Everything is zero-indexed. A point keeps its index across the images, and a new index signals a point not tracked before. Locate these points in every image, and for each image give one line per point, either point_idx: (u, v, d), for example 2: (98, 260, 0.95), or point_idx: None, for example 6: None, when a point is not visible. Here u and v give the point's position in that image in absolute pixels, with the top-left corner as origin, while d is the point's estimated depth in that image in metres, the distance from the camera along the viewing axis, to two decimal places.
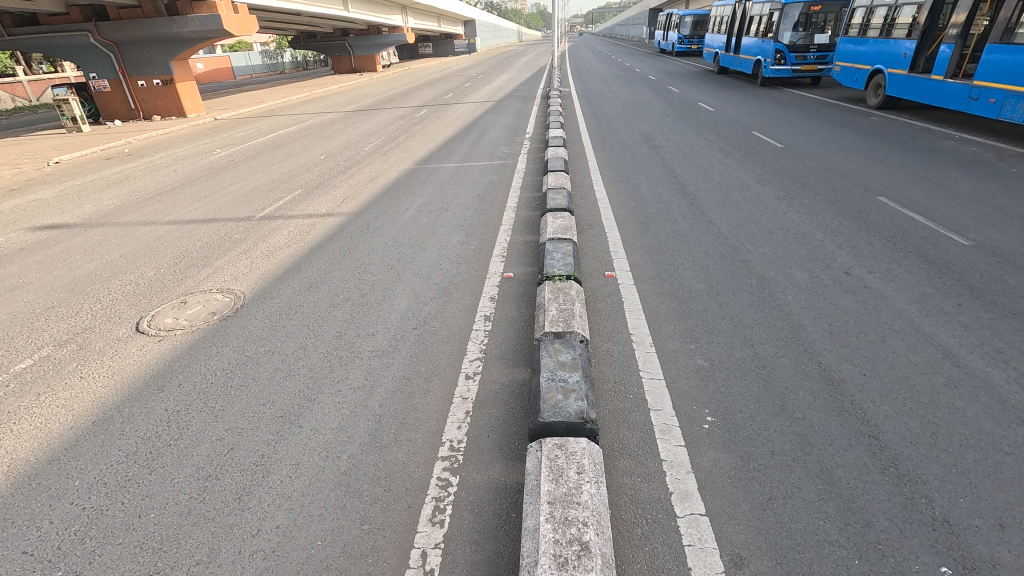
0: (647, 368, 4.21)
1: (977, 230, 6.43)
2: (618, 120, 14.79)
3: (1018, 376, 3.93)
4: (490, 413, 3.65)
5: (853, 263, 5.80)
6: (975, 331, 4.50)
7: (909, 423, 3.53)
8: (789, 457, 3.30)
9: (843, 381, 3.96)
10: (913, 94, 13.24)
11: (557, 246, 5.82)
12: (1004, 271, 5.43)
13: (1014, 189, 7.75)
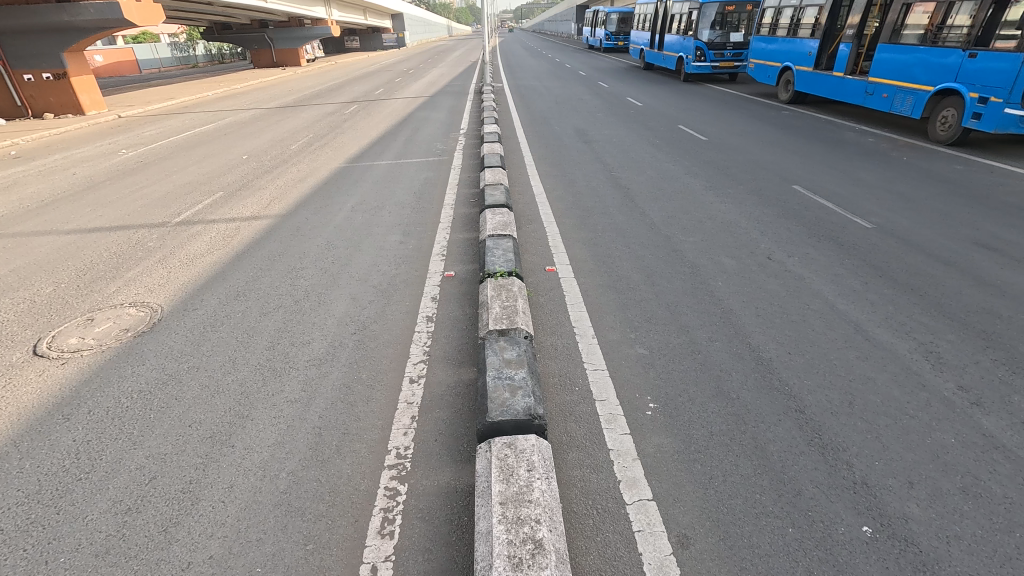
0: (591, 360, 4.28)
1: (878, 214, 7.06)
2: (552, 115, 14.97)
3: (918, 345, 4.35)
4: (437, 417, 3.57)
5: (774, 248, 6.19)
6: (880, 306, 4.93)
7: (830, 395, 3.81)
8: (726, 436, 3.47)
9: (771, 360, 4.22)
10: (818, 89, 14.30)
11: (497, 242, 5.80)
12: (902, 251, 5.99)
13: (906, 176, 8.58)
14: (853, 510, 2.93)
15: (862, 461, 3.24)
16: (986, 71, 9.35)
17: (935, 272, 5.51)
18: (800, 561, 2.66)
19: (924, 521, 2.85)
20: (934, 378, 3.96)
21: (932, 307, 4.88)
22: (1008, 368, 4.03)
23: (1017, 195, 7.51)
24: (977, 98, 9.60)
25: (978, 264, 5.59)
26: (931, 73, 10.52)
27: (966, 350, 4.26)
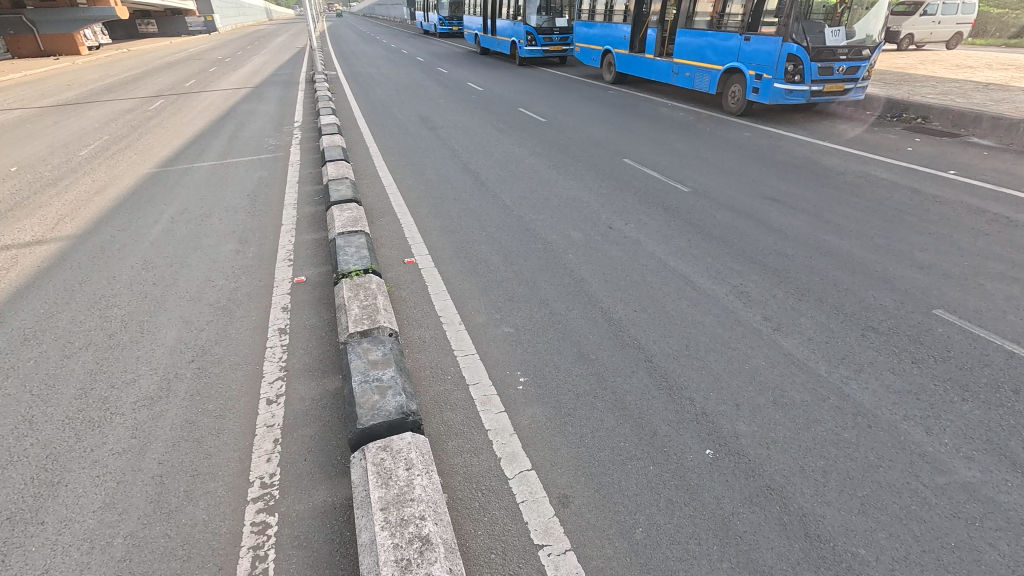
0: (460, 346, 4.31)
1: (693, 179, 8.10)
2: (393, 103, 14.51)
3: (732, 288, 5.11)
4: (303, 435, 3.32)
5: (613, 218, 6.79)
6: (701, 259, 5.69)
7: (670, 342, 4.32)
8: (591, 395, 3.76)
9: (620, 320, 4.64)
10: (635, 70, 15.80)
11: (348, 240, 5.50)
12: (712, 209, 6.96)
13: (710, 144, 9.94)
14: (697, 438, 3.38)
15: (700, 395, 3.74)
16: (758, 52, 11.19)
17: (738, 224, 6.50)
18: (662, 492, 3.01)
19: (748, 434, 3.40)
20: (746, 313, 4.70)
21: (739, 254, 5.77)
22: (796, 297, 4.93)
23: (789, 155, 9.14)
24: (754, 75, 11.42)
25: (768, 215, 6.73)
26: (719, 54, 12.27)
27: (766, 287, 5.12)
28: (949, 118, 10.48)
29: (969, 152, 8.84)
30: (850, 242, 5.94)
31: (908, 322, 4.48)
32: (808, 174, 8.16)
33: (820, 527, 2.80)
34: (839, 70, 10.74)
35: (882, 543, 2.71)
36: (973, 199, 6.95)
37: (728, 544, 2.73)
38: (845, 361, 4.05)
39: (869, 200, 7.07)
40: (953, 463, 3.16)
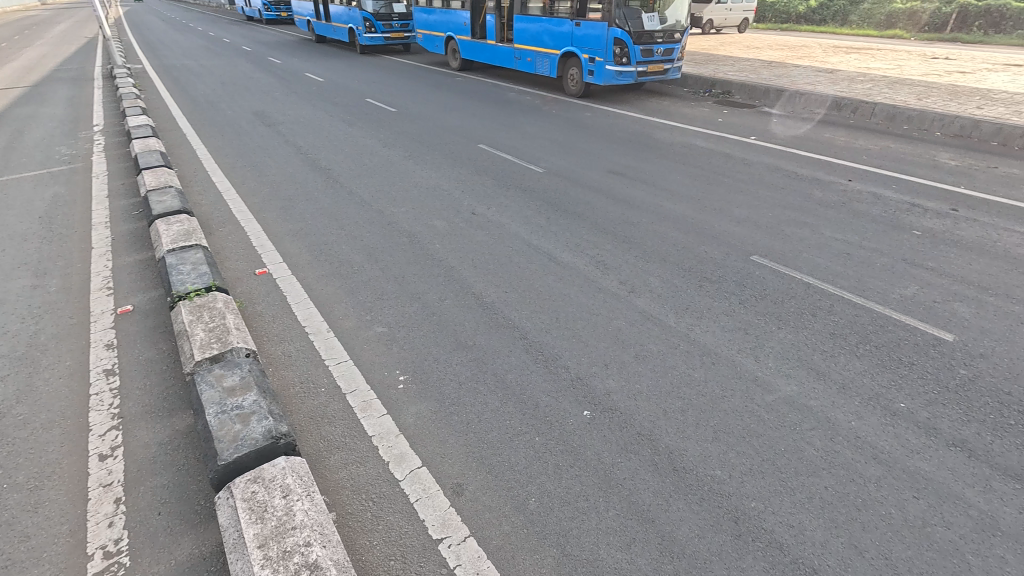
0: (330, 355, 4.06)
1: (545, 159, 8.48)
2: (219, 98, 12.96)
3: (591, 258, 5.48)
4: (154, 485, 2.88)
5: (475, 204, 6.86)
6: (561, 235, 6.00)
7: (542, 317, 4.52)
8: (473, 381, 3.80)
9: (493, 303, 4.74)
10: (479, 57, 15.95)
11: (182, 257, 4.83)
12: (566, 187, 7.37)
13: (557, 125, 10.46)
14: (576, 402, 3.61)
15: (574, 362, 3.98)
16: (589, 37, 12.00)
17: (589, 199, 6.98)
18: (549, 460, 3.17)
19: (618, 390, 3.71)
20: (604, 280, 5.09)
21: (593, 227, 6.19)
22: (644, 260, 5.45)
23: (626, 131, 9.99)
24: (588, 58, 12.22)
25: (614, 187, 7.30)
26: (555, 39, 12.91)
27: (619, 254, 5.56)
28: (745, 92, 12.27)
29: (764, 120, 10.45)
30: (682, 205, 6.70)
31: (733, 270, 5.21)
32: (643, 147, 9.00)
33: (684, 459, 3.17)
34: (658, 52, 11.95)
35: (732, 461, 3.15)
36: (769, 159, 8.25)
37: (611, 494, 2.97)
38: (690, 311, 4.58)
39: (694, 167, 8.02)
40: (777, 382, 3.77)
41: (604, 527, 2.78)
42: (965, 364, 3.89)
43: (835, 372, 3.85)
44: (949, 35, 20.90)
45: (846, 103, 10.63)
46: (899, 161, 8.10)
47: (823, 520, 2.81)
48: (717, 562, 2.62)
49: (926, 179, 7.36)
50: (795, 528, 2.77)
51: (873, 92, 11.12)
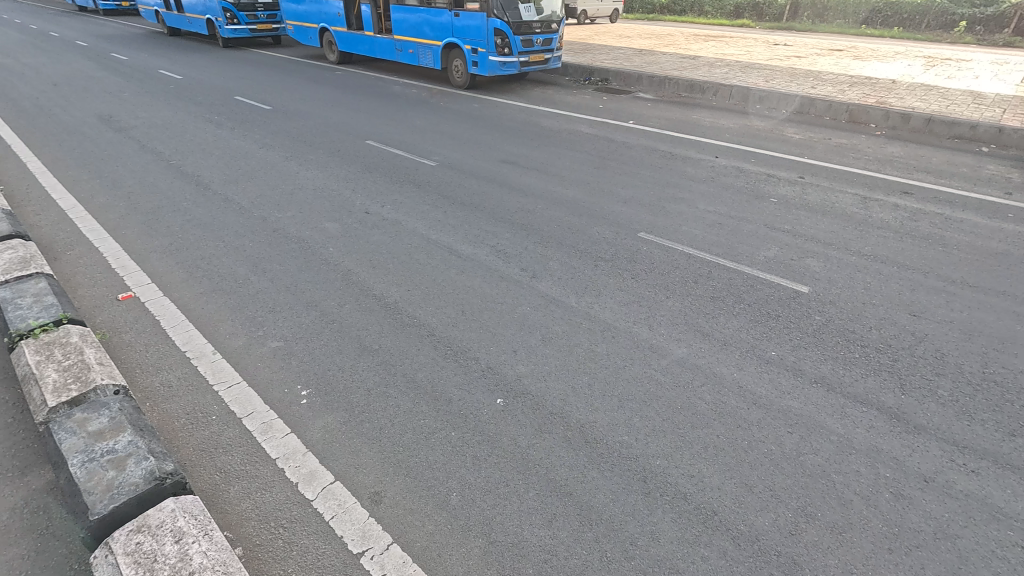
0: (220, 378, 3.72)
1: (437, 152, 8.37)
2: (50, 102, 11.17)
3: (491, 248, 5.53)
4: (11, 556, 2.47)
5: (368, 202, 6.60)
6: (459, 227, 5.98)
7: (448, 312, 4.49)
8: (382, 386, 3.69)
9: (396, 302, 4.62)
10: (358, 49, 15.29)
11: (19, 289, 4.14)
12: (460, 179, 7.34)
13: (446, 117, 10.36)
14: (489, 391, 3.64)
15: (483, 352, 4.01)
16: (469, 27, 11.98)
17: (485, 189, 7.01)
18: (468, 453, 3.18)
19: (528, 373, 3.80)
20: (506, 268, 5.16)
21: (491, 217, 6.25)
22: (542, 245, 5.61)
23: (515, 120, 10.15)
24: (470, 49, 12.21)
25: (508, 177, 7.40)
26: (436, 30, 12.73)
27: (518, 242, 5.67)
28: (621, 79, 12.99)
29: (640, 105, 11.15)
30: (573, 189, 6.98)
31: (624, 247, 5.53)
32: (532, 136, 9.21)
33: (595, 430, 3.34)
34: (538, 42, 12.24)
35: (637, 425, 3.37)
36: (648, 141, 8.83)
37: (530, 476, 3.05)
38: (588, 290, 4.80)
39: (581, 152, 8.37)
40: (670, 347, 4.08)
41: (526, 509, 2.86)
42: (819, 311, 4.48)
43: (718, 331, 4.25)
44: (785, 23, 23.64)
45: (708, 87, 11.65)
46: (755, 137, 9.06)
47: (718, 465, 3.11)
48: (631, 521, 2.80)
49: (778, 152, 8.31)
50: (695, 477, 3.04)
51: (729, 76, 12.29)
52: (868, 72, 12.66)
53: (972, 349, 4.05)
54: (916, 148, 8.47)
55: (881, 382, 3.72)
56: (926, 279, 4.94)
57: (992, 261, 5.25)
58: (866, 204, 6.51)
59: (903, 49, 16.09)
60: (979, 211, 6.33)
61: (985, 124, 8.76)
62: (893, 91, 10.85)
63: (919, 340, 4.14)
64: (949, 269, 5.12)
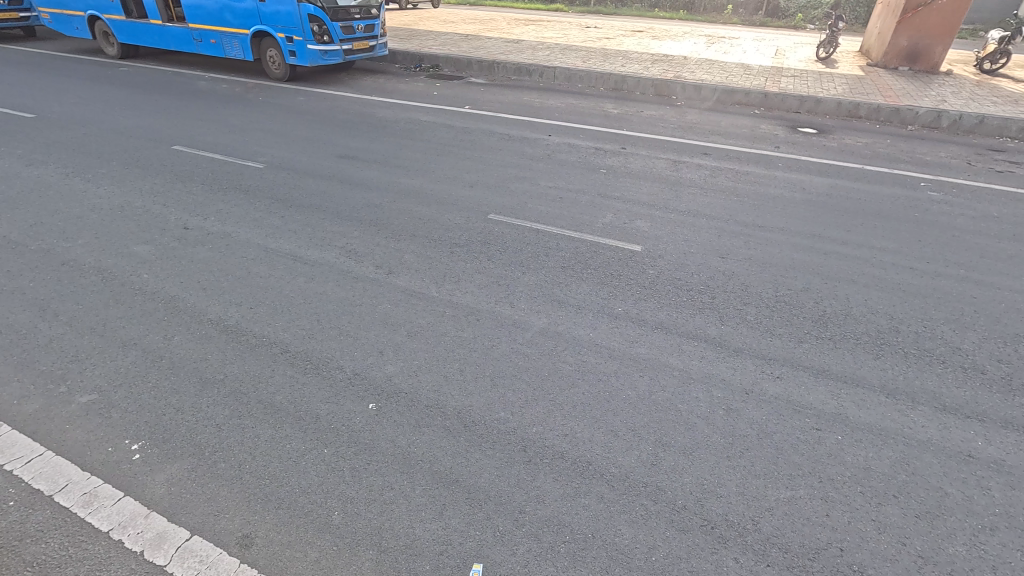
0: (16, 454, 3.04)
1: (262, 153, 7.62)
2: None
3: (340, 250, 5.23)
4: None
5: (186, 216, 5.79)
6: (301, 232, 5.55)
7: (300, 324, 4.16)
8: (234, 418, 3.32)
9: (238, 323, 4.15)
10: (144, 40, 13.14)
11: None
12: (295, 179, 6.78)
13: (268, 113, 9.44)
14: (358, 398, 3.48)
15: (346, 359, 3.81)
16: (280, 14, 11.00)
17: (323, 188, 6.58)
18: (344, 467, 3.02)
19: (398, 372, 3.71)
20: (360, 268, 4.93)
21: (335, 216, 5.89)
22: (394, 239, 5.45)
23: (347, 112, 9.62)
24: (285, 38, 11.23)
25: (348, 172, 7.02)
26: (240, 17, 11.44)
27: (368, 239, 5.44)
28: (451, 64, 13.02)
29: (473, 90, 11.30)
30: (419, 178, 6.87)
31: (476, 231, 5.62)
32: (367, 127, 8.82)
33: (471, 414, 3.39)
34: (359, 29, 11.68)
35: (511, 399, 3.50)
36: (485, 125, 9.02)
37: (414, 473, 3.00)
38: (447, 278, 4.80)
39: (421, 140, 8.26)
40: (531, 320, 4.28)
41: (414, 507, 2.82)
42: (651, 266, 5.04)
43: (572, 297, 4.56)
44: (592, 7, 25.63)
45: (534, 69, 12.21)
46: (581, 114, 9.77)
47: (586, 420, 3.37)
48: (517, 492, 2.92)
49: (601, 127, 9.06)
50: (569, 435, 3.26)
51: (551, 58, 13.02)
52: (665, 50, 14.33)
53: (767, 278, 4.89)
54: (710, 115, 9.86)
55: (705, 318, 4.34)
56: (728, 226, 5.83)
57: (772, 204, 6.37)
58: (678, 166, 7.44)
59: (688, 29, 18.47)
60: (759, 164, 7.62)
61: (755, 90, 10.50)
62: (685, 66, 12.44)
63: (728, 277, 4.88)
64: (744, 214, 6.10)
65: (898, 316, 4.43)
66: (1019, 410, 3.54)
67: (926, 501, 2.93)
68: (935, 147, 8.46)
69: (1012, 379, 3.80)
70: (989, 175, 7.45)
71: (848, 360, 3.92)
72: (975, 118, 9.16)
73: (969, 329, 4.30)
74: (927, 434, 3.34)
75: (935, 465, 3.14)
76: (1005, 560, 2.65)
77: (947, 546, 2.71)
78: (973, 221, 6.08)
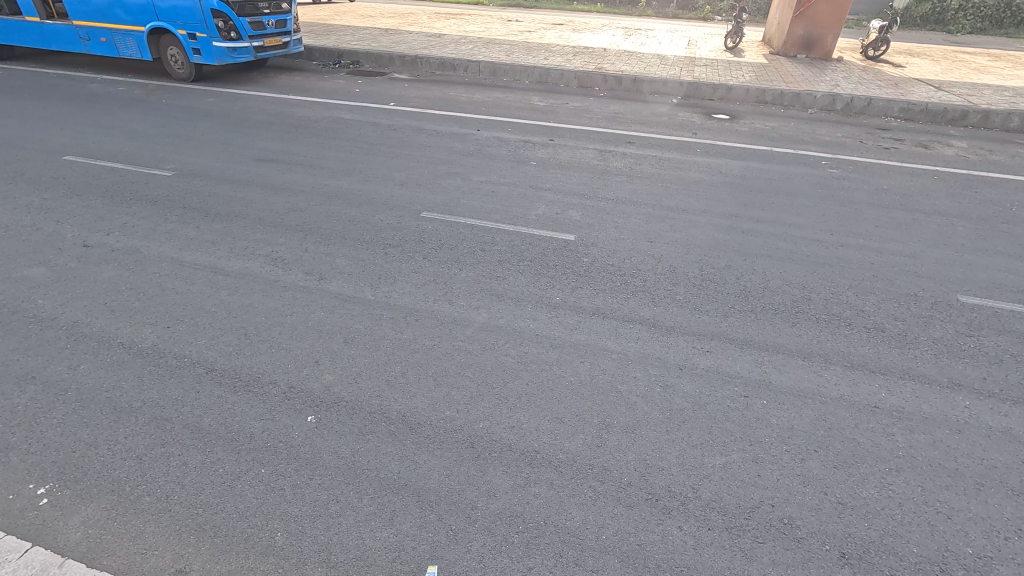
0: None
1: (170, 159, 7.07)
2: None
3: (265, 258, 4.97)
4: None
5: (85, 233, 5.28)
6: (220, 242, 5.21)
7: (226, 339, 3.92)
8: (157, 447, 3.08)
9: (154, 345, 3.85)
10: (19, 40, 11.80)
11: None
12: (209, 186, 6.35)
13: (173, 117, 8.76)
14: (295, 412, 3.33)
15: (279, 373, 3.63)
16: (180, 9, 10.30)
17: (242, 194, 6.21)
18: (285, 485, 2.89)
19: (337, 381, 3.58)
20: (288, 276, 4.71)
21: (257, 223, 5.58)
22: (324, 243, 5.25)
23: (263, 112, 9.11)
24: (187, 35, 10.48)
25: (268, 176, 6.66)
26: (133, 13, 10.57)
27: (295, 245, 5.20)
28: (371, 60, 12.65)
29: (397, 86, 11.04)
30: (346, 179, 6.64)
31: (409, 230, 5.52)
32: (287, 128, 8.40)
33: (416, 416, 3.33)
34: (269, 25, 11.06)
35: (455, 397, 3.48)
36: (412, 122, 8.84)
37: (360, 482, 2.92)
38: (382, 280, 4.68)
39: (346, 140, 7.98)
40: (471, 316, 4.27)
41: (363, 517, 2.74)
42: (585, 254, 5.16)
43: (510, 290, 4.58)
44: None
45: (458, 64, 12.10)
46: (508, 108, 9.80)
47: (532, 410, 3.41)
48: (468, 489, 2.91)
49: (529, 120, 9.14)
50: (515, 427, 3.28)
51: (474, 52, 12.95)
52: (586, 42, 14.63)
53: (693, 259, 5.15)
54: (631, 105, 10.21)
55: (639, 301, 4.50)
56: (654, 211, 6.08)
57: (693, 188, 6.71)
58: (604, 156, 7.65)
59: (606, 21, 18.94)
60: (679, 150, 7.98)
61: (671, 80, 10.97)
62: (605, 58, 12.77)
63: (658, 260, 5.09)
64: (668, 199, 6.38)
65: (809, 286, 4.81)
66: (914, 361, 3.95)
67: (841, 452, 3.21)
68: (832, 128, 9.22)
69: (907, 333, 4.23)
70: (879, 151, 8.22)
71: (769, 330, 4.21)
72: (863, 100, 10.07)
73: (869, 293, 4.73)
74: (840, 391, 3.65)
75: (848, 418, 3.44)
76: (909, 497, 2.96)
77: (861, 490, 2.99)
78: (867, 195, 6.68)
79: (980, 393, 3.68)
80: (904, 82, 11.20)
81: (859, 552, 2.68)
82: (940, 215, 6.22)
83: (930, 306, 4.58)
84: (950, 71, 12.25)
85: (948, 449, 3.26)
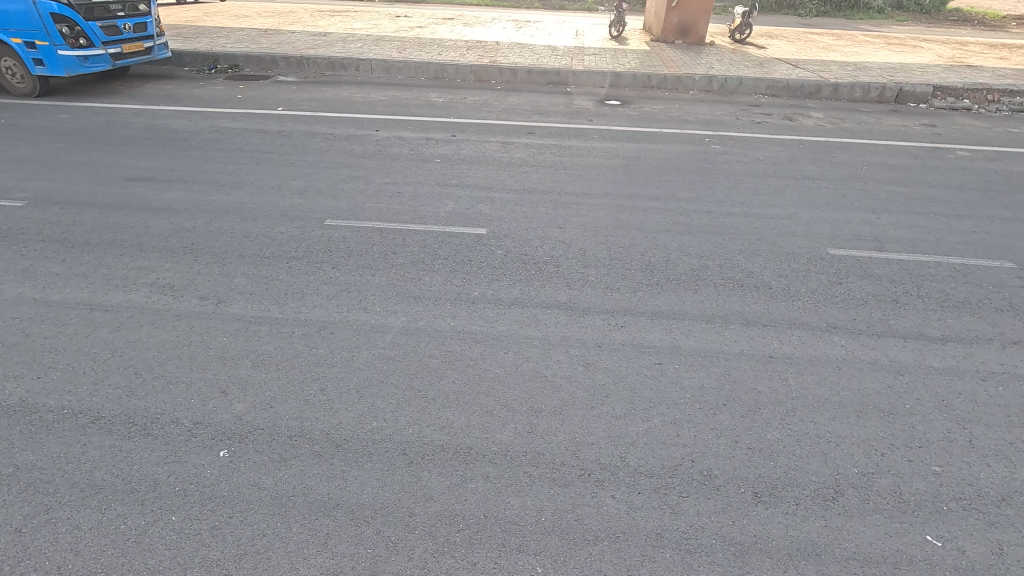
0: None
1: (18, 187, 6.16)
2: None
3: (151, 286, 4.51)
4: None
5: None
6: (93, 275, 4.65)
7: (113, 381, 3.52)
8: (41, 514, 2.71)
9: (23, 400, 3.36)
10: None
11: None
12: (73, 214, 5.63)
13: (18, 139, 7.65)
14: (204, 449, 3.07)
15: (182, 409, 3.32)
16: (11, 14, 9.04)
17: (115, 218, 5.57)
18: (203, 527, 2.67)
19: (249, 409, 3.34)
20: (180, 303, 4.31)
21: (137, 250, 5.04)
22: (218, 263, 4.85)
23: (130, 127, 8.20)
24: (23, 44, 9.19)
25: (144, 196, 6.03)
26: None
27: (185, 269, 4.76)
28: (251, 63, 11.80)
29: (283, 89, 10.40)
30: (235, 192, 6.18)
31: (314, 240, 5.25)
32: (160, 142, 7.64)
33: (341, 432, 3.20)
34: (126, 29, 9.93)
35: (381, 406, 3.38)
36: (303, 126, 8.39)
37: (287, 510, 2.76)
38: (289, 295, 4.43)
39: (232, 150, 7.41)
40: (388, 321, 4.16)
41: (294, 546, 2.60)
42: (498, 246, 5.21)
43: (427, 291, 4.52)
44: None
45: (347, 63, 11.64)
46: (406, 106, 9.58)
47: (461, 407, 3.40)
48: (404, 496, 2.85)
49: (428, 116, 9.01)
50: (446, 427, 3.26)
51: (363, 50, 12.51)
52: (477, 36, 14.63)
53: (601, 240, 5.36)
54: (528, 96, 10.39)
55: (554, 286, 4.63)
56: (561, 198, 6.25)
57: (594, 172, 6.99)
58: (507, 148, 7.73)
59: (496, 14, 19.04)
60: (578, 137, 8.26)
61: (564, 70, 11.29)
62: (499, 51, 12.85)
63: (569, 245, 5.26)
64: (572, 185, 6.60)
65: (705, 254, 5.19)
66: (797, 311, 4.41)
67: (746, 402, 3.52)
68: (711, 107, 9.98)
69: (790, 287, 4.71)
70: (752, 126, 9.03)
71: (674, 299, 4.51)
72: (735, 80, 11.01)
73: (756, 255, 5.21)
74: (740, 347, 4.00)
75: (748, 370, 3.78)
76: (805, 433, 3.32)
77: (765, 434, 3.30)
78: (745, 166, 7.33)
79: (851, 332, 4.19)
80: (767, 61, 12.37)
81: (769, 489, 2.97)
82: (806, 179, 6.97)
83: (806, 260, 5.13)
84: (803, 50, 13.70)
85: (831, 384, 3.69)
